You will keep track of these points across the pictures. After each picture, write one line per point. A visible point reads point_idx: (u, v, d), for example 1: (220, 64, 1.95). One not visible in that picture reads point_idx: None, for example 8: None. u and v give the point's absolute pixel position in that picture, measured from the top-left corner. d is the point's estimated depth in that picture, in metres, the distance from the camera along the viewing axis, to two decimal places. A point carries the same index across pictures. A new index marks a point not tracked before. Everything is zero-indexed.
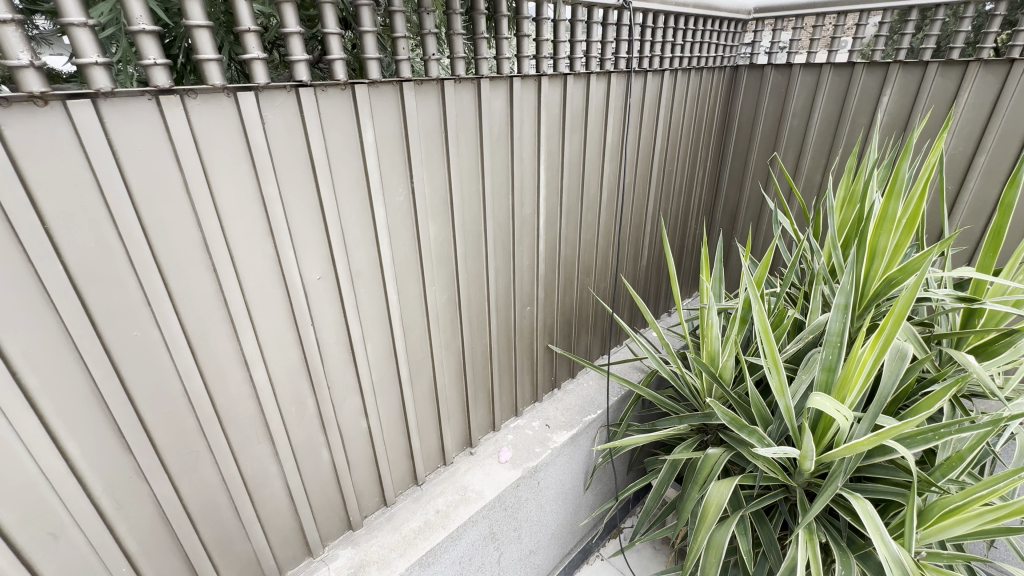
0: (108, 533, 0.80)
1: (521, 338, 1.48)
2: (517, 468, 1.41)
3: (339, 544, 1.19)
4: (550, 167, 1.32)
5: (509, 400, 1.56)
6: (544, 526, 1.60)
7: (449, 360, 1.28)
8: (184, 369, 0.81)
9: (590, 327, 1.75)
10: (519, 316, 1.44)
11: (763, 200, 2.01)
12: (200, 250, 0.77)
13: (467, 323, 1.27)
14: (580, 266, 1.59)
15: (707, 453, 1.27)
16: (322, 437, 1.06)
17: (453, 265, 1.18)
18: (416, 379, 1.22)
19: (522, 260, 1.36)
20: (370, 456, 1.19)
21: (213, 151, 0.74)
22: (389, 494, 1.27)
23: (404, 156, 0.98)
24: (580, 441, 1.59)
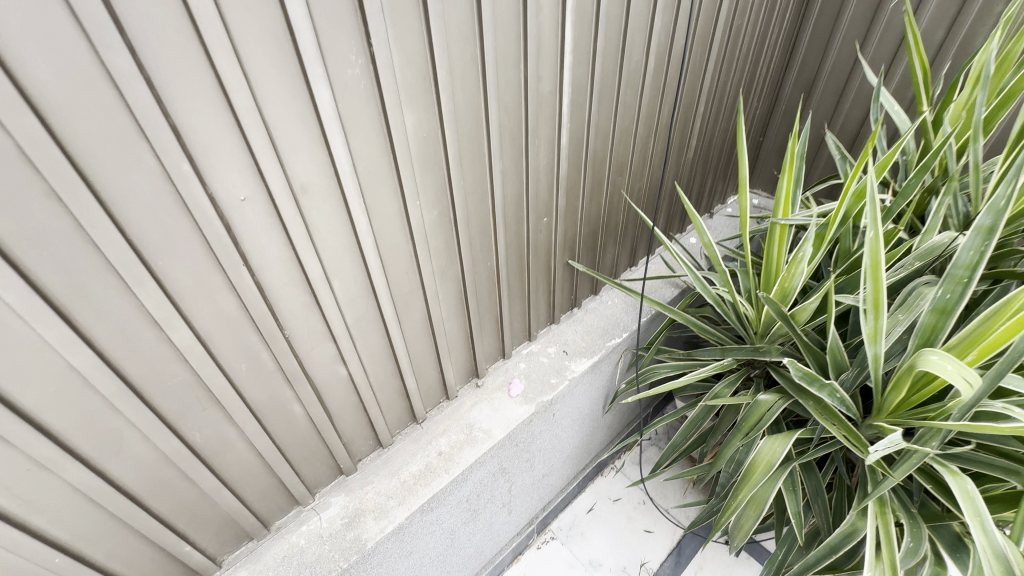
0: (19, 532, 0.64)
1: (536, 257, 1.21)
2: (530, 403, 1.24)
3: (331, 490, 1.07)
4: (579, 22, 0.92)
5: (522, 325, 1.33)
6: (559, 451, 1.49)
7: (446, 290, 1.03)
8: (61, 340, 0.57)
9: (619, 236, 1.45)
10: (533, 230, 1.15)
11: (853, 67, 1.55)
12: (25, 168, 0.48)
13: (466, 244, 1.00)
14: (614, 162, 1.24)
15: (758, 398, 1.07)
16: (290, 392, 0.86)
17: (443, 171, 0.87)
18: (405, 316, 0.98)
19: (537, 158, 1.03)
20: (356, 403, 1.00)
21: None
22: (384, 436, 1.11)
23: (353, 2, 0.62)
24: (601, 367, 1.40)
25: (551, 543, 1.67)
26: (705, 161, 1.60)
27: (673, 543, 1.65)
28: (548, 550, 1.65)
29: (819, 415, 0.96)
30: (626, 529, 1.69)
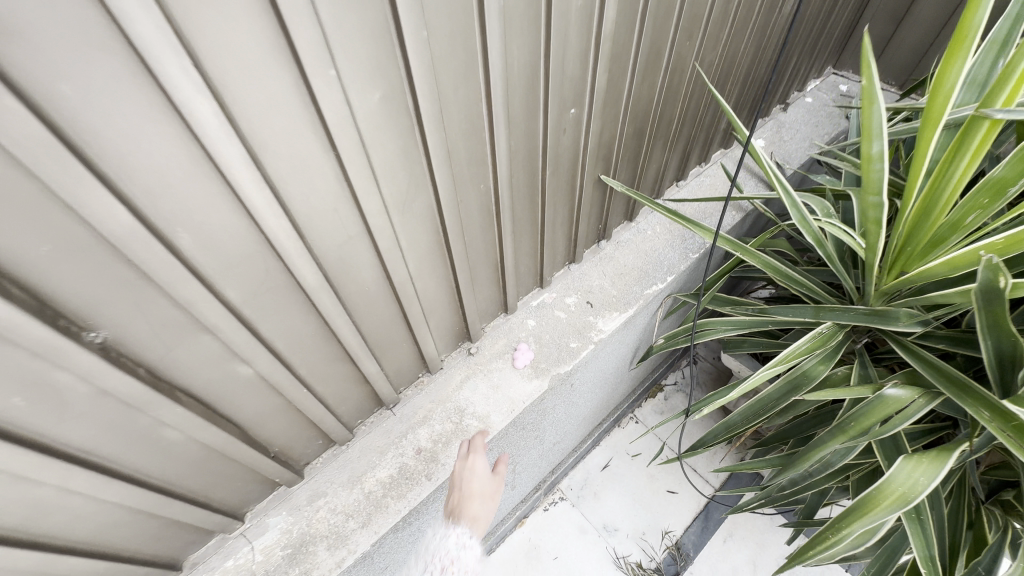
0: None
1: (557, 172, 0.79)
2: (542, 378, 0.91)
3: (268, 507, 0.77)
4: None
5: (532, 268, 0.95)
6: (574, 417, 1.20)
7: (414, 232, 0.64)
8: None
9: (670, 136, 1.01)
10: (555, 129, 0.72)
11: None
12: None
13: (443, 156, 0.58)
14: (686, 13, 0.77)
15: (884, 392, 0.72)
16: (150, 419, 0.51)
17: (385, 6, 0.43)
18: (345, 278, 0.60)
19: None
20: (283, 405, 0.66)
21: None
22: (338, 433, 0.79)
23: None
24: (636, 321, 1.05)
25: (560, 504, 1.45)
26: (799, 20, 1.10)
27: (700, 506, 1.43)
28: (556, 512, 1.44)
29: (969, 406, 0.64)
30: (646, 490, 1.47)
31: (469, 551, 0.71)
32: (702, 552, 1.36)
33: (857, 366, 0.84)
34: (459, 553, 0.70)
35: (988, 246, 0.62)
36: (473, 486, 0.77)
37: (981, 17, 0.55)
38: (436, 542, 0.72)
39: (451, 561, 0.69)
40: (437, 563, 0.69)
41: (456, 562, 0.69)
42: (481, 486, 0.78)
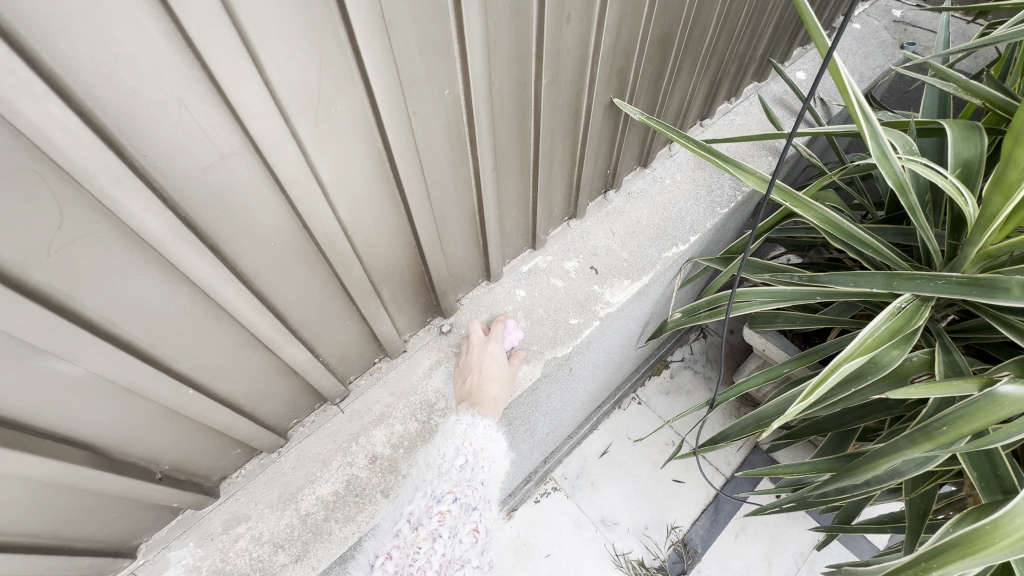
0: None
1: (556, 84, 0.57)
2: (533, 363, 0.71)
3: (169, 537, 0.58)
4: None
5: (522, 223, 0.74)
6: (570, 404, 1.02)
7: (341, 158, 0.42)
8: None
9: (701, 53, 0.78)
10: (555, 13, 0.49)
11: None
12: None
13: (375, 27, 0.36)
14: None
15: (997, 387, 0.53)
16: None
17: None
18: (229, 226, 0.39)
19: None
20: (160, 413, 0.46)
21: None
22: (261, 440, 0.59)
23: None
24: (650, 292, 0.85)
25: (553, 496, 1.29)
26: None
27: (709, 498, 1.28)
28: (548, 504, 1.28)
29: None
30: (649, 479, 1.31)
31: (494, 442, 0.65)
32: (711, 548, 1.22)
33: (939, 351, 0.65)
34: (487, 442, 0.64)
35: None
36: (492, 366, 0.66)
37: None
38: (460, 427, 0.63)
39: (479, 450, 0.63)
40: (467, 451, 0.62)
41: (485, 451, 0.63)
42: (502, 368, 0.67)
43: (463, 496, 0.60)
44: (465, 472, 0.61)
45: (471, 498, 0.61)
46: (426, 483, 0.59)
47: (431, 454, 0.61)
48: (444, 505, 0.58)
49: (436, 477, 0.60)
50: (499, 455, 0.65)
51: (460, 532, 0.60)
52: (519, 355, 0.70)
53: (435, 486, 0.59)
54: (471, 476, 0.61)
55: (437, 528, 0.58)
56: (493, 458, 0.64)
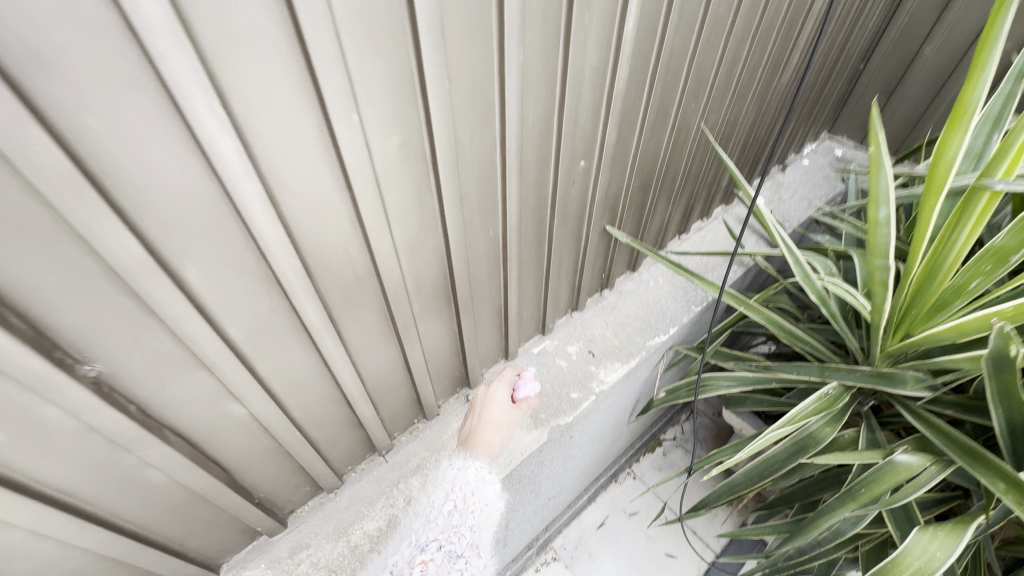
0: None
1: (564, 219, 0.80)
2: (541, 428, 0.88)
3: (247, 559, 0.72)
4: None
5: (535, 314, 0.95)
6: (570, 471, 1.16)
7: (422, 274, 0.63)
8: None
9: (674, 191, 1.03)
10: (565, 179, 0.73)
11: None
12: None
13: (455, 200, 0.59)
14: (691, 76, 0.81)
15: (893, 457, 0.71)
16: (135, 459, 0.49)
17: (414, 57, 0.45)
18: (351, 318, 0.59)
19: (583, 54, 0.60)
20: (274, 448, 0.64)
21: None
22: (327, 479, 0.75)
23: None
24: (638, 373, 1.03)
25: (553, 565, 1.37)
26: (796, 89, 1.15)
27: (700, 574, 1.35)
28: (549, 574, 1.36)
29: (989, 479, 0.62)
30: (644, 552, 1.39)
31: (484, 487, 0.71)
32: None
33: (864, 429, 0.82)
34: (475, 487, 0.70)
35: (997, 314, 0.60)
36: (492, 415, 0.82)
37: (976, 95, 0.58)
38: (450, 473, 0.72)
39: (469, 494, 0.69)
40: (454, 497, 0.69)
41: (474, 496, 0.69)
42: (500, 417, 0.82)
43: (448, 542, 0.64)
44: (452, 518, 0.66)
45: (457, 544, 0.64)
46: (415, 534, 0.66)
47: (423, 506, 0.70)
48: (429, 552, 0.63)
49: (424, 525, 0.66)
50: (490, 503, 0.71)
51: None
52: (521, 410, 0.85)
53: (423, 534, 0.65)
54: (457, 522, 0.66)
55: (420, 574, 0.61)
56: (482, 505, 0.69)
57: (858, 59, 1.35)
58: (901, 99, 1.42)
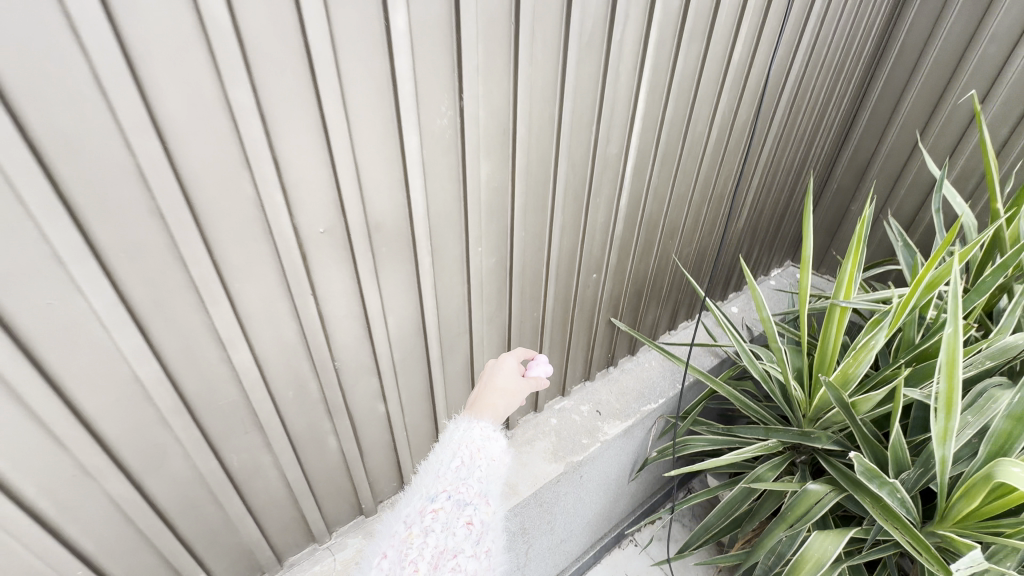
0: (50, 542, 0.63)
1: (581, 310, 1.20)
2: (558, 461, 1.19)
3: (348, 530, 1.03)
4: (650, 93, 0.95)
5: (558, 378, 1.31)
6: (579, 516, 1.41)
7: (491, 336, 1.02)
8: (134, 351, 0.58)
9: (662, 298, 1.44)
10: (582, 284, 1.15)
11: (914, 148, 1.52)
12: (138, 185, 0.51)
13: (517, 292, 1.00)
14: (666, 225, 1.25)
15: (806, 487, 1.01)
16: (329, 424, 0.86)
17: (509, 220, 0.89)
18: (449, 358, 0.98)
19: (596, 215, 1.05)
20: (388, 442, 0.99)
21: (142, 21, 0.44)
22: (409, 477, 1.08)
23: (452, 60, 0.67)
24: (634, 432, 1.35)
25: None
26: (753, 232, 1.59)
27: None
28: None
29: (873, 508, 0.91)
30: None
31: (495, 442, 0.68)
32: None
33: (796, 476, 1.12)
34: (484, 443, 0.67)
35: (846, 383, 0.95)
36: (496, 384, 0.76)
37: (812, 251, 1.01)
38: (458, 433, 0.69)
39: (477, 451, 0.66)
40: (461, 453, 0.65)
41: (482, 452, 0.66)
42: (505, 387, 0.76)
43: (457, 493, 0.62)
44: (461, 471, 0.64)
45: (465, 495, 0.62)
46: (423, 487, 0.64)
47: (431, 464, 0.66)
48: (438, 503, 0.61)
49: (433, 478, 0.64)
50: (499, 456, 0.68)
51: (454, 528, 0.60)
52: (528, 390, 0.78)
53: (432, 486, 0.63)
54: (466, 475, 0.64)
55: (429, 524, 0.59)
56: (491, 458, 0.67)
57: (808, 212, 1.80)
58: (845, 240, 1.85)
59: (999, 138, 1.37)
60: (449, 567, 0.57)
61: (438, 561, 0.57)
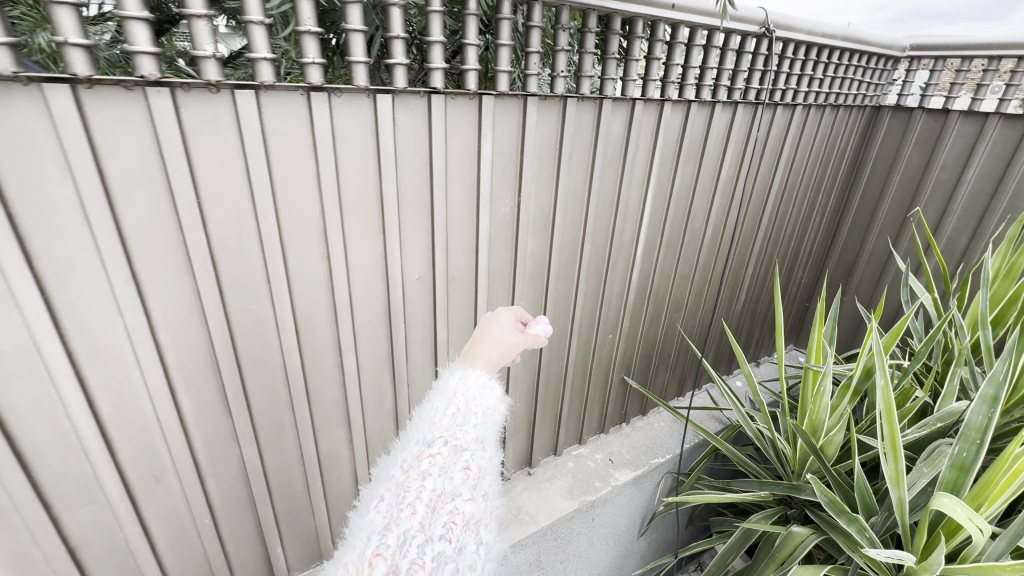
0: (199, 484, 0.87)
1: (598, 365, 1.43)
2: (574, 499, 1.35)
3: None
4: (657, 196, 1.26)
5: (576, 426, 1.50)
6: (590, 564, 1.51)
7: (523, 376, 1.27)
8: (287, 348, 0.87)
9: (670, 365, 1.65)
10: (600, 341, 1.39)
11: (887, 259, 1.79)
12: (318, 239, 0.82)
13: (547, 341, 1.26)
14: (673, 299, 1.50)
15: (791, 530, 1.15)
16: (394, 430, 1.10)
17: (544, 283, 1.17)
18: None
19: (612, 285, 1.32)
20: None
21: (347, 148, 0.78)
22: None
23: (516, 170, 0.99)
24: (643, 483, 1.49)
25: None
26: (753, 314, 1.82)
27: None
28: None
29: (851, 549, 1.04)
30: None
31: (493, 392, 0.54)
32: None
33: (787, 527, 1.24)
34: (481, 392, 0.53)
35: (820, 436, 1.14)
36: (491, 333, 0.62)
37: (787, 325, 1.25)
38: (450, 381, 0.54)
39: (472, 398, 0.52)
40: (457, 400, 0.52)
41: (479, 400, 0.52)
42: (501, 336, 0.62)
43: (455, 438, 0.49)
44: (456, 417, 0.50)
45: (464, 440, 0.49)
46: (420, 431, 0.51)
47: (422, 412, 0.53)
48: (434, 448, 0.48)
49: (427, 424, 0.51)
50: (498, 406, 0.54)
51: (452, 472, 0.47)
52: (525, 347, 0.65)
53: (426, 433, 0.50)
54: (462, 422, 0.50)
55: (427, 468, 0.47)
56: (488, 407, 0.52)
57: (807, 300, 2.01)
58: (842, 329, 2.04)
59: (961, 247, 1.61)
60: (448, 512, 0.45)
61: (436, 505, 0.45)
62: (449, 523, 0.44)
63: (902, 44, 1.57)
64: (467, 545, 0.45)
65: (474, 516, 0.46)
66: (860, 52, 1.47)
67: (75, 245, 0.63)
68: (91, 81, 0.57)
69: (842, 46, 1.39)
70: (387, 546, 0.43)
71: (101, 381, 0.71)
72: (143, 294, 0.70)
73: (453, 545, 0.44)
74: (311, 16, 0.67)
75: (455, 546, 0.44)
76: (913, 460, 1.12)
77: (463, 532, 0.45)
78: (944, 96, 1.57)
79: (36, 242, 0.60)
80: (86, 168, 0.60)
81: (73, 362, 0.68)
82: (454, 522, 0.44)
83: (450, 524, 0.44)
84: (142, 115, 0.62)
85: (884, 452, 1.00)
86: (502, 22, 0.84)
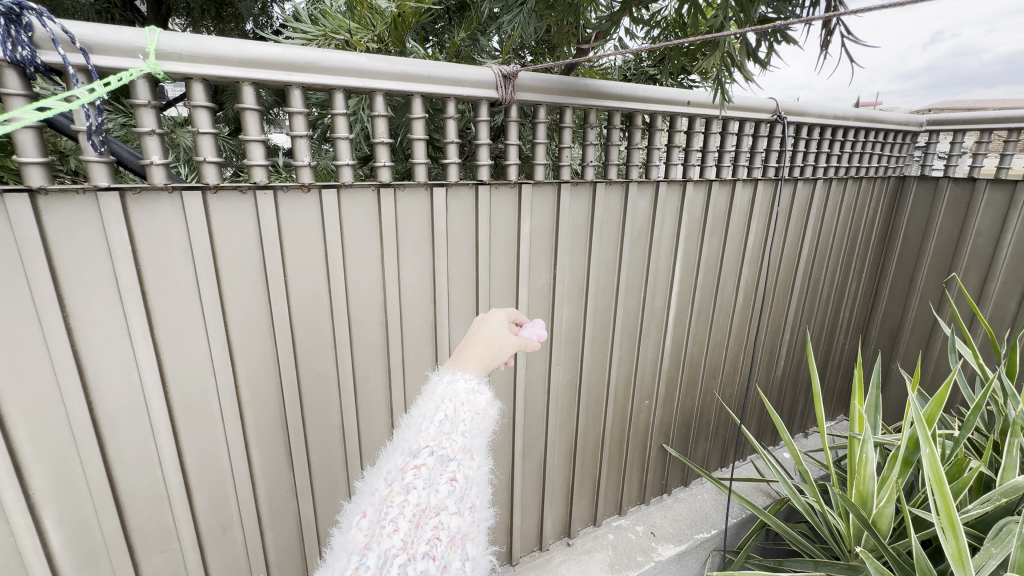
0: (259, 538, 0.94)
1: (635, 433, 1.44)
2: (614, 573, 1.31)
3: None
4: (685, 265, 1.33)
5: (615, 495, 1.49)
6: None
7: (562, 439, 1.30)
8: (346, 408, 0.96)
9: (711, 434, 1.64)
10: (636, 409, 1.41)
11: (934, 324, 1.75)
12: (379, 310, 0.94)
13: (584, 405, 1.30)
14: (707, 366, 1.52)
15: None
16: None
17: (580, 349, 1.23)
18: (528, 454, 1.26)
19: (646, 350, 1.36)
20: None
21: (407, 232, 0.92)
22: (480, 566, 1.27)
23: (552, 246, 1.10)
24: (688, 561, 1.42)
25: None
26: (797, 381, 1.79)
27: None
28: None
29: None
30: None
31: (482, 396, 0.57)
32: None
33: None
34: (469, 397, 0.56)
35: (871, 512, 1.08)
36: (483, 334, 0.64)
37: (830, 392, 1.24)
38: (439, 387, 0.58)
39: (460, 404, 0.55)
40: (444, 406, 0.55)
41: (466, 406, 0.55)
42: (493, 338, 0.65)
43: (440, 448, 0.52)
44: (443, 426, 0.53)
45: (450, 450, 0.52)
46: (407, 440, 0.54)
47: (412, 418, 0.56)
48: (420, 459, 0.51)
49: (414, 433, 0.54)
50: (485, 411, 0.57)
51: (437, 485, 0.50)
52: (518, 348, 0.67)
53: (412, 442, 0.53)
54: (449, 430, 0.53)
55: (411, 481, 0.50)
56: (476, 413, 0.55)
57: (852, 367, 1.96)
58: (892, 396, 1.95)
59: (1009, 312, 1.57)
60: (432, 528, 0.47)
61: (420, 520, 0.48)
62: (432, 540, 0.47)
63: (917, 119, 1.64)
64: (452, 562, 0.47)
65: (459, 530, 0.49)
66: (876, 129, 1.55)
67: (187, 316, 0.76)
68: (217, 188, 0.73)
69: (855, 125, 1.48)
70: (370, 563, 0.46)
71: (190, 433, 0.82)
72: (233, 356, 0.82)
73: (437, 562, 0.46)
74: (384, 130, 0.83)
75: (439, 564, 0.46)
76: (979, 539, 1.07)
77: (447, 548, 0.47)
78: (968, 164, 1.60)
79: (160, 313, 0.74)
80: (204, 255, 0.75)
81: (171, 416, 0.79)
82: (438, 538, 0.47)
83: (434, 541, 0.47)
84: (250, 213, 0.77)
85: (942, 527, 0.94)
86: (539, 125, 0.99)
